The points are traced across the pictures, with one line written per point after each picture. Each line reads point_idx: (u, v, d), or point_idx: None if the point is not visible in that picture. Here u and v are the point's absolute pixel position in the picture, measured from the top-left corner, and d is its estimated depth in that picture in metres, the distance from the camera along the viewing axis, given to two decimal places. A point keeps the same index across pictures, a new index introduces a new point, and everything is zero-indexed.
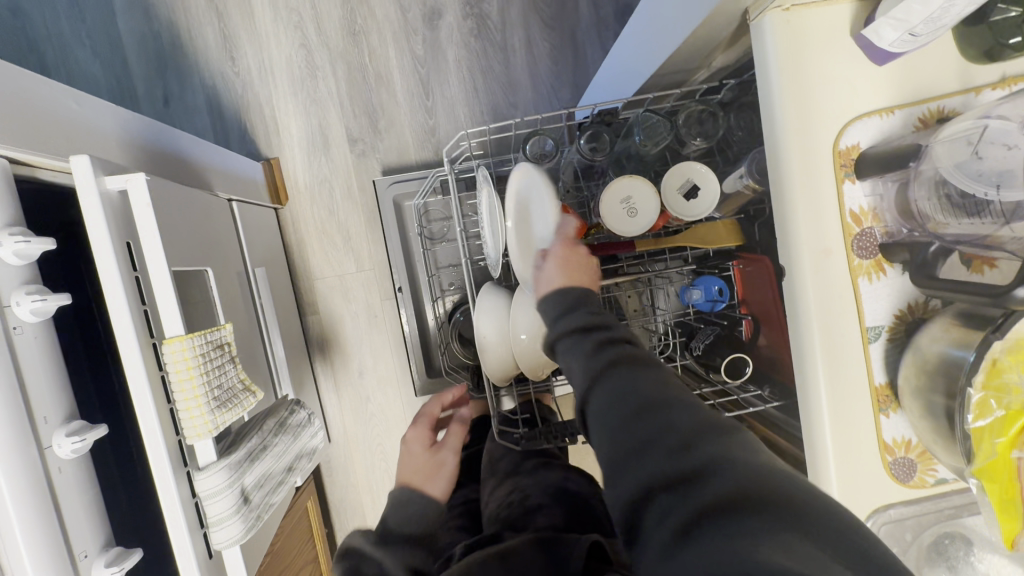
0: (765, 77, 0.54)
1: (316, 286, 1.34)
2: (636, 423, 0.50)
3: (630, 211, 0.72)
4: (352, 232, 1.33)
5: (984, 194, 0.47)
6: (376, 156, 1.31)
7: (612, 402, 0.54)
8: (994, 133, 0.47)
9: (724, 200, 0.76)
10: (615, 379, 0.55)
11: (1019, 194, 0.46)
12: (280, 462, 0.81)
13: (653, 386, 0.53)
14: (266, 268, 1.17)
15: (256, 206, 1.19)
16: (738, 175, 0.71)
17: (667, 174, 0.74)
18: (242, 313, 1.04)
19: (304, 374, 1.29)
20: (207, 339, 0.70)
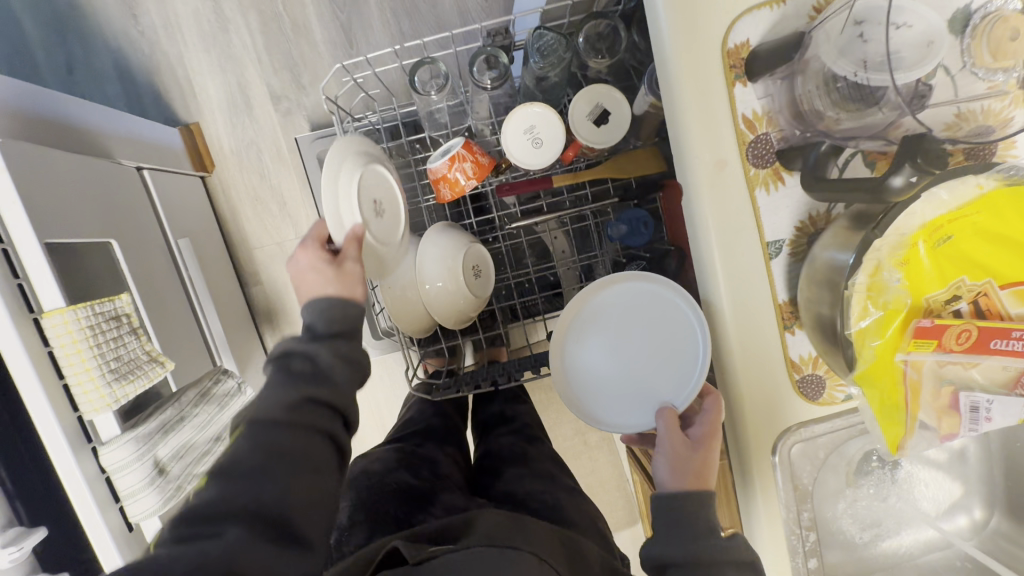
0: None
1: (255, 255, 1.29)
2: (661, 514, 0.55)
3: (535, 140, 0.66)
4: (287, 196, 1.27)
5: (853, 78, 0.44)
6: (303, 113, 1.24)
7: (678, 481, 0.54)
8: (862, 11, 0.44)
9: (639, 123, 0.71)
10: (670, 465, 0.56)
11: (885, 77, 0.43)
12: (205, 433, 0.79)
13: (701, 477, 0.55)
14: (193, 239, 1.12)
15: (175, 174, 1.13)
16: (644, 93, 0.66)
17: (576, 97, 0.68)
18: (167, 286, 1.00)
19: (251, 346, 1.26)
20: (97, 311, 0.67)
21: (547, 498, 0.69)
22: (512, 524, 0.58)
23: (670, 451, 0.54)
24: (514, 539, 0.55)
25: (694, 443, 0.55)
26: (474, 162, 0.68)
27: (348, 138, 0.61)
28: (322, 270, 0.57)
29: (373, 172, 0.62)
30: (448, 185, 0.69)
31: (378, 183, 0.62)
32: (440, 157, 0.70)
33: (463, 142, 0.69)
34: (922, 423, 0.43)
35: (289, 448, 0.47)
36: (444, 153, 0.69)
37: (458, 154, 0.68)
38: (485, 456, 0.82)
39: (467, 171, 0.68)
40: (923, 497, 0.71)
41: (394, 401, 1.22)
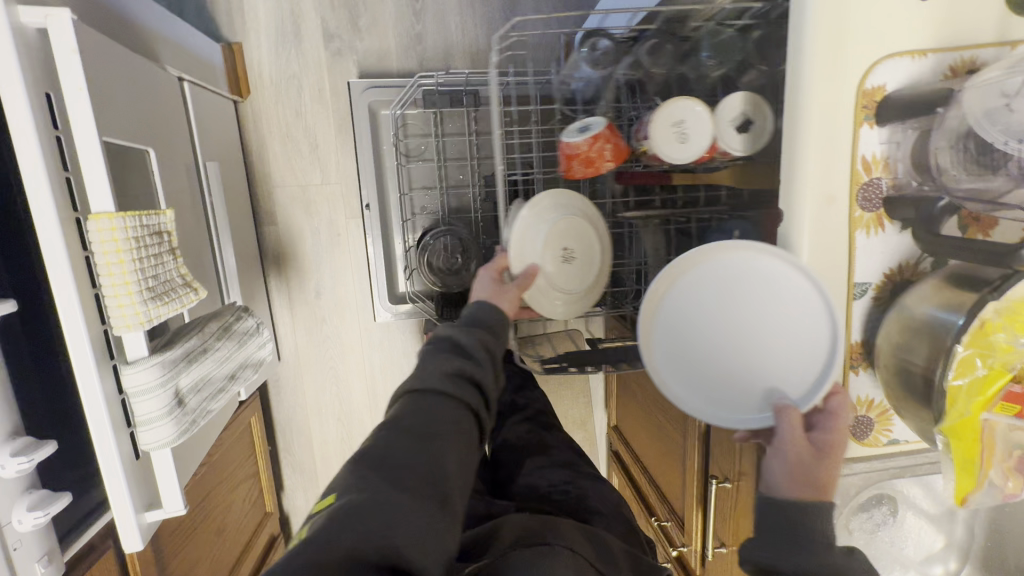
0: None
1: (276, 195, 1.24)
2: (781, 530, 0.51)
3: (680, 136, 0.64)
4: (320, 139, 1.21)
5: (1005, 144, 0.46)
6: (352, 58, 1.19)
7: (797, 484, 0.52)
8: None
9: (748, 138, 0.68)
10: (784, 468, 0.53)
11: None
12: (222, 369, 0.75)
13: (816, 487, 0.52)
14: (219, 164, 1.06)
15: (211, 92, 1.06)
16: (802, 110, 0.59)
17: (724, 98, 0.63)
18: (189, 209, 0.94)
19: (257, 287, 1.21)
20: (142, 223, 0.62)
21: (569, 486, 0.70)
22: (540, 523, 0.55)
23: (792, 451, 0.52)
24: (544, 533, 0.53)
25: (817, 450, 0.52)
26: (612, 146, 0.68)
27: (554, 192, 0.70)
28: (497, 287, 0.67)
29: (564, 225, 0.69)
30: (581, 161, 0.68)
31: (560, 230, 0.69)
32: (578, 132, 0.68)
33: (606, 123, 0.67)
34: (990, 479, 0.46)
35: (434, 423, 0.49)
36: (585, 130, 0.67)
37: (602, 134, 0.67)
38: (501, 448, 0.82)
39: (606, 153, 0.68)
40: (911, 545, 0.76)
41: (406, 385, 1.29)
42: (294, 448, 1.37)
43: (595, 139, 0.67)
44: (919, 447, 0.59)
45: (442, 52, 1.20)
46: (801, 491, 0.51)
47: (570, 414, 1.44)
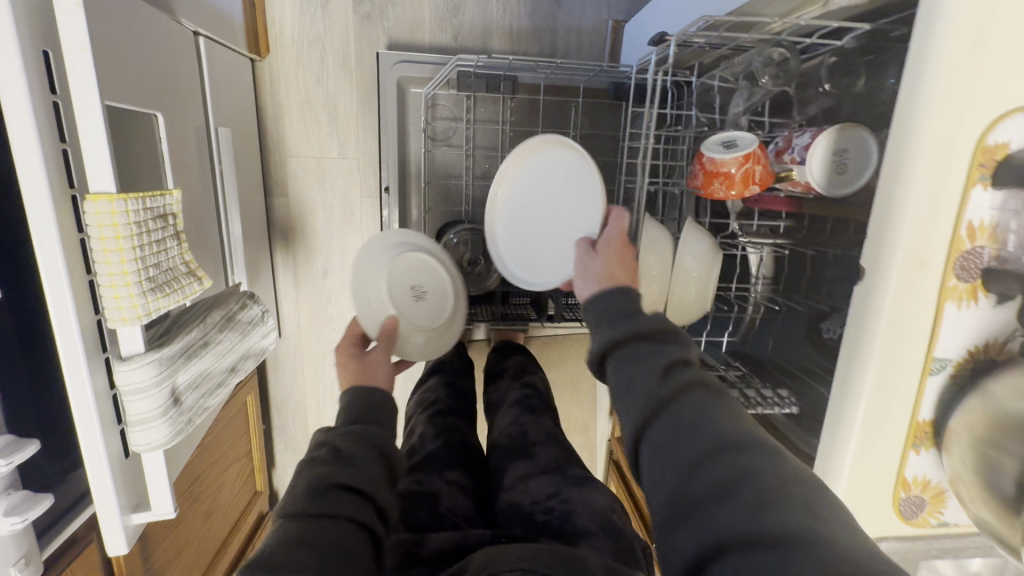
0: (931, 24, 0.42)
1: (289, 165, 1.16)
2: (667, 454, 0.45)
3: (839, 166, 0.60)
4: (341, 110, 1.13)
5: None
6: (383, 25, 1.09)
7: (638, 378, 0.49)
8: None
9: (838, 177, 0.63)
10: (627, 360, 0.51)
11: None
12: (222, 362, 0.70)
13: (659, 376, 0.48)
14: (232, 130, 0.99)
15: (228, 49, 0.97)
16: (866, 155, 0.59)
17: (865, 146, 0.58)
18: (196, 178, 0.88)
19: (262, 261, 1.15)
20: (146, 205, 0.56)
21: None
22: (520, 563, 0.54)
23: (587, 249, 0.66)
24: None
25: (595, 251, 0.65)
26: (761, 169, 0.63)
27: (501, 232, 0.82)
28: (353, 352, 0.81)
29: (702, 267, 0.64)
30: (726, 181, 0.63)
31: (695, 268, 0.64)
32: (724, 148, 0.63)
33: (757, 142, 0.62)
34: None
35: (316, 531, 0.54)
36: (734, 147, 0.62)
37: (754, 154, 0.62)
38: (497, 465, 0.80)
39: (754, 176, 0.62)
40: None
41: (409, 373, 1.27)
42: (288, 427, 1.34)
43: (745, 160, 0.62)
44: (967, 532, 0.55)
45: (480, 29, 1.11)
46: (658, 385, 0.48)
47: (573, 419, 1.41)
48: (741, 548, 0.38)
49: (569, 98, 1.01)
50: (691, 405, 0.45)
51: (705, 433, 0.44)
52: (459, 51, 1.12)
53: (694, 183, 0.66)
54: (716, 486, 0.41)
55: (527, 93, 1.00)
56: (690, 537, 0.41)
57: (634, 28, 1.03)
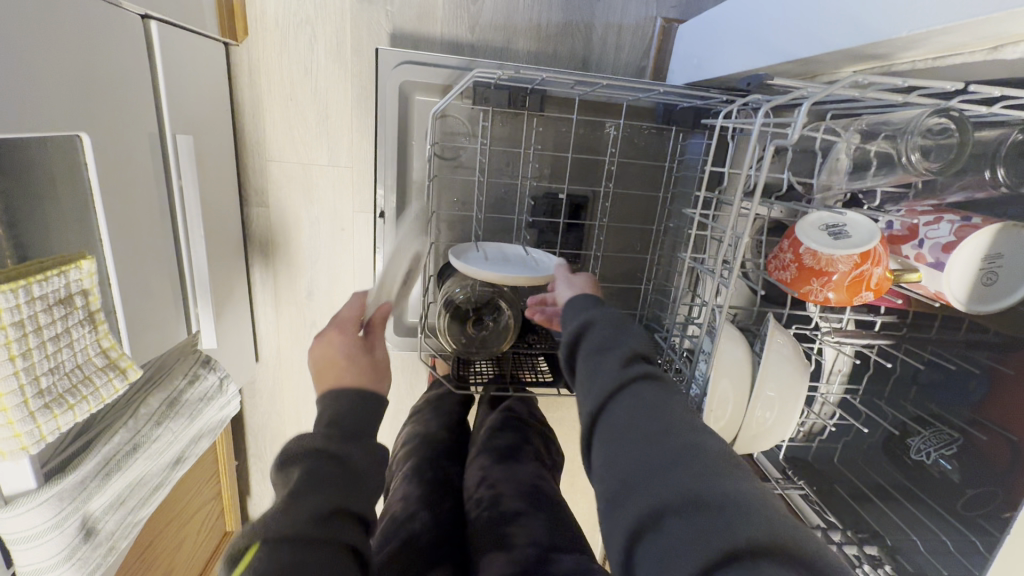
0: None
1: (270, 170, 0.99)
2: (662, 461, 0.44)
3: (991, 275, 0.46)
4: (333, 109, 0.95)
5: None
6: (385, 9, 0.90)
7: (638, 417, 0.48)
8: None
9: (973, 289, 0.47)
10: (626, 401, 0.50)
11: None
12: (156, 462, 0.62)
13: (659, 413, 0.48)
14: (196, 133, 0.81)
15: (192, 32, 0.79)
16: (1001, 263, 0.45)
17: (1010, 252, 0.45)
18: (149, 201, 0.71)
19: (236, 280, 0.99)
20: (26, 293, 0.40)
21: None
22: None
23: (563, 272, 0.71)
24: None
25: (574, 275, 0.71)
26: (878, 273, 0.48)
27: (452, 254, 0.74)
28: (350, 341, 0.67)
29: (785, 393, 0.51)
30: (828, 282, 0.48)
31: (778, 391, 0.51)
32: (831, 239, 0.48)
33: (879, 235, 0.47)
34: None
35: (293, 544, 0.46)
36: (844, 239, 0.47)
37: (874, 252, 0.46)
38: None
39: (870, 280, 0.47)
40: None
41: (403, 411, 1.13)
42: (266, 457, 1.20)
43: (859, 260, 0.47)
44: None
45: (502, 24, 0.92)
46: (613, 366, 0.53)
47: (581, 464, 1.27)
48: (679, 515, 0.40)
49: (607, 118, 0.83)
50: (648, 388, 0.51)
51: (656, 411, 0.48)
52: (476, 49, 0.93)
53: (783, 277, 0.51)
54: (663, 449, 0.45)
55: (556, 108, 0.83)
56: (633, 503, 0.44)
57: (688, 31, 0.84)
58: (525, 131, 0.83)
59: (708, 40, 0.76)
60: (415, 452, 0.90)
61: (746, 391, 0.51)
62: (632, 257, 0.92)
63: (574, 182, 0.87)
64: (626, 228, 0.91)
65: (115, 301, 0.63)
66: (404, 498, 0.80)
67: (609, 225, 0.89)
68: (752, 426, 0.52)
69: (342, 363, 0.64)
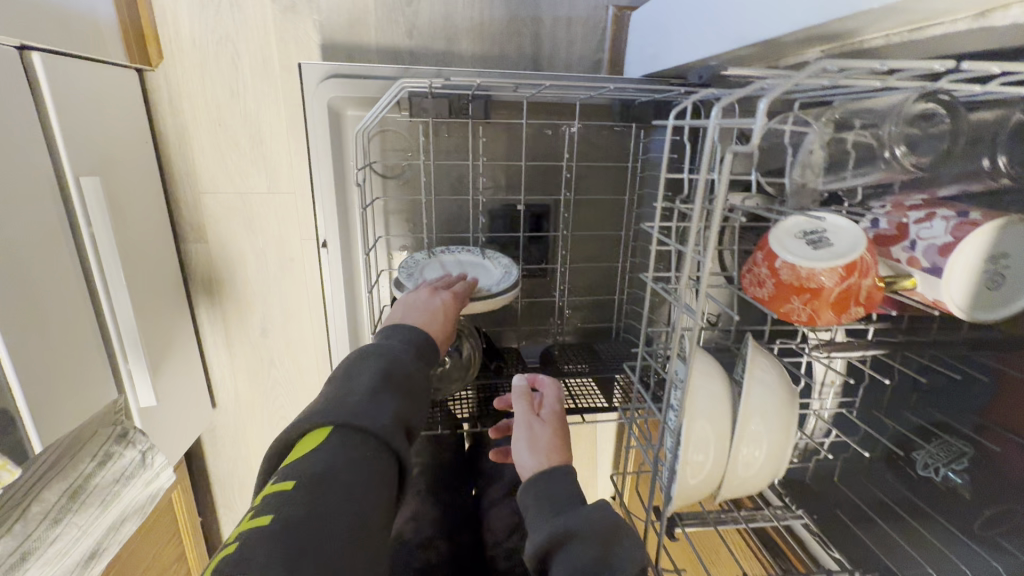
0: None
1: (204, 203, 0.91)
2: None
3: (994, 280, 0.40)
4: (267, 132, 0.87)
5: None
6: (312, 18, 0.83)
7: None
8: None
9: (972, 292, 0.40)
10: None
11: None
12: (60, 564, 0.69)
13: None
14: (107, 172, 0.73)
15: (91, 63, 0.71)
16: (998, 262, 0.39)
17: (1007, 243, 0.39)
18: (51, 256, 0.63)
19: (177, 326, 0.91)
20: None
21: None
22: None
23: (526, 431, 0.50)
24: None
25: (541, 424, 0.51)
26: (869, 287, 0.41)
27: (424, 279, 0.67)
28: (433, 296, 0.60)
29: (773, 430, 0.45)
30: (809, 300, 0.41)
31: (766, 428, 0.44)
32: (811, 249, 0.41)
33: (867, 242, 0.40)
34: None
35: (359, 450, 0.42)
36: (826, 249, 0.40)
37: (861, 262, 0.40)
38: None
39: (858, 296, 0.40)
40: None
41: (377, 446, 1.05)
42: (235, 506, 1.12)
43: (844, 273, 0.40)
44: None
45: (441, 27, 0.85)
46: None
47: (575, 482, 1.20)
48: None
49: (561, 121, 0.76)
50: None
51: None
52: (415, 55, 0.86)
53: (758, 295, 0.44)
54: None
55: (504, 114, 0.76)
56: None
57: (641, 17, 0.77)
58: (472, 141, 0.77)
59: (663, 26, 0.69)
60: (421, 469, 0.80)
61: (729, 434, 0.44)
62: (604, 266, 0.85)
63: (532, 192, 0.80)
64: (593, 236, 0.84)
65: (7, 377, 0.55)
66: (415, 518, 0.73)
67: (573, 233, 0.83)
68: (738, 470, 0.45)
69: (438, 317, 0.58)
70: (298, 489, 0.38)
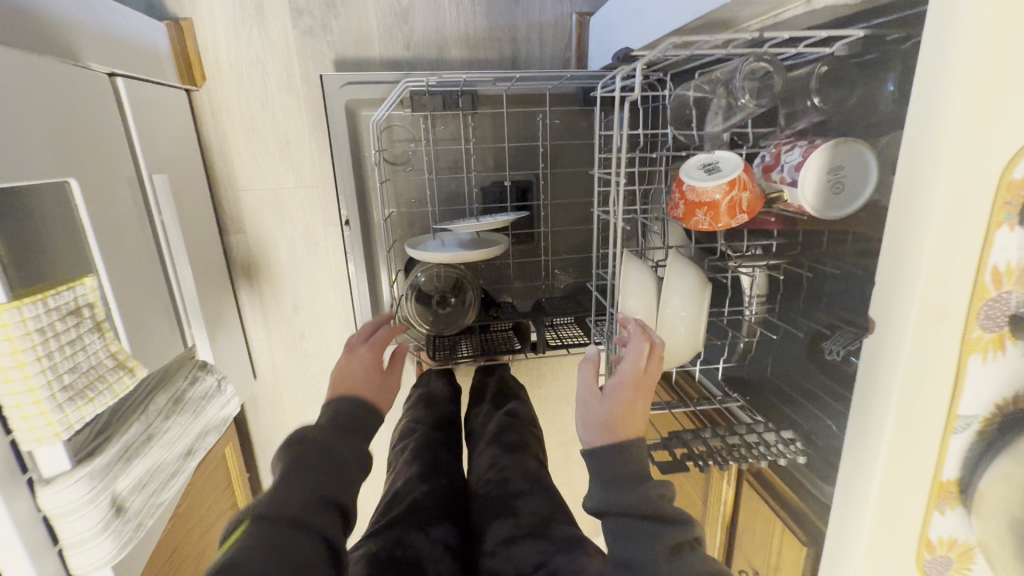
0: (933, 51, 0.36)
1: (243, 199, 1.08)
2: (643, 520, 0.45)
3: (835, 184, 0.54)
4: (292, 135, 1.05)
5: None
6: (327, 39, 1.00)
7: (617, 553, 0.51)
8: None
9: (822, 194, 0.55)
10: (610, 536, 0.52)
11: None
12: (171, 451, 0.80)
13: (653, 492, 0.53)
14: (171, 172, 0.90)
15: (155, 85, 0.89)
16: (838, 170, 0.53)
17: (848, 159, 0.53)
18: (137, 236, 0.80)
19: (225, 304, 1.07)
20: (46, 313, 0.57)
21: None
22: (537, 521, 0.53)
23: (584, 398, 0.62)
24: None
25: (605, 396, 0.61)
26: (748, 195, 0.56)
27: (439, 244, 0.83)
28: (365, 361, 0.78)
29: (691, 312, 0.62)
30: (710, 212, 0.57)
31: (682, 309, 0.62)
32: (705, 174, 0.57)
33: (743, 165, 0.56)
34: None
35: (287, 540, 0.51)
36: (717, 173, 0.56)
37: (739, 179, 0.55)
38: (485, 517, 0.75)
39: (742, 205, 0.56)
40: None
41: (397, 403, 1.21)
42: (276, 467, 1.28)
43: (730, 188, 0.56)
44: None
45: (433, 39, 1.02)
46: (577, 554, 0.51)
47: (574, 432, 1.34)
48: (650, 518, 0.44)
49: (536, 108, 0.93)
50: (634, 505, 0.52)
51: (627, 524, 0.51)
52: (413, 64, 1.03)
53: (676, 214, 0.60)
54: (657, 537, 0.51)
55: (488, 105, 0.92)
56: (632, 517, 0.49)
57: (597, 20, 0.94)
58: (464, 129, 0.93)
59: (611, 25, 0.86)
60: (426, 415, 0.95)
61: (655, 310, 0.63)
62: (580, 228, 1.01)
63: (515, 169, 0.97)
64: (570, 203, 1.00)
65: (116, 323, 0.72)
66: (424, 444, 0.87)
67: (552, 202, 0.99)
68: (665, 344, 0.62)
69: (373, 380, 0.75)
70: (242, 551, 0.48)
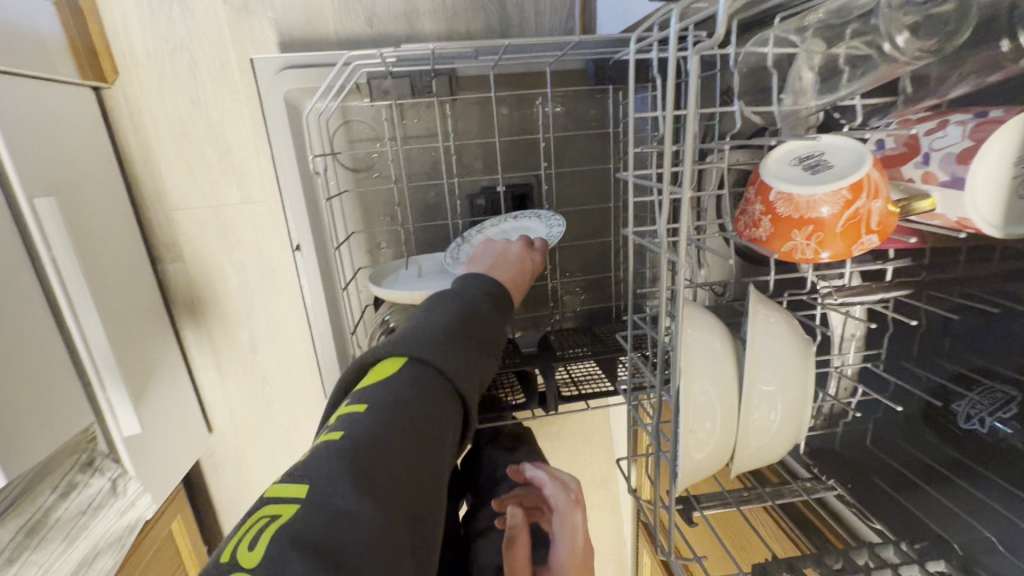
0: None
1: (177, 220, 0.88)
2: None
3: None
4: (233, 140, 0.84)
5: None
6: (267, 15, 0.79)
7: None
8: None
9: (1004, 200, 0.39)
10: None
11: None
12: None
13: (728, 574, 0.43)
14: (65, 195, 0.69)
15: (38, 82, 0.68)
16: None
17: None
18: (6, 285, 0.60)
19: (161, 350, 0.87)
20: None
21: None
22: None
23: None
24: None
25: None
26: (878, 210, 0.37)
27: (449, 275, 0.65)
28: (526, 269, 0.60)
29: (785, 389, 0.41)
30: (814, 234, 0.37)
31: (773, 387, 0.41)
32: (808, 174, 0.37)
33: (872, 159, 0.36)
34: None
35: (428, 388, 0.43)
36: (825, 172, 0.36)
37: (866, 182, 0.35)
38: None
39: (868, 220, 0.36)
40: None
41: None
42: None
43: (850, 196, 0.36)
44: None
45: (401, 10, 0.81)
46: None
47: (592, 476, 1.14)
48: None
49: (533, 90, 0.72)
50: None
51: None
52: (377, 42, 0.82)
53: (755, 237, 0.39)
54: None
55: (472, 89, 0.72)
56: None
57: None
58: (441, 122, 0.73)
59: None
60: None
61: (734, 396, 0.41)
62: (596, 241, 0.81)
63: (510, 170, 0.76)
64: (582, 210, 0.79)
65: None
66: None
67: (559, 210, 0.78)
68: (750, 438, 0.42)
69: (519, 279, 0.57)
70: (368, 412, 0.39)
